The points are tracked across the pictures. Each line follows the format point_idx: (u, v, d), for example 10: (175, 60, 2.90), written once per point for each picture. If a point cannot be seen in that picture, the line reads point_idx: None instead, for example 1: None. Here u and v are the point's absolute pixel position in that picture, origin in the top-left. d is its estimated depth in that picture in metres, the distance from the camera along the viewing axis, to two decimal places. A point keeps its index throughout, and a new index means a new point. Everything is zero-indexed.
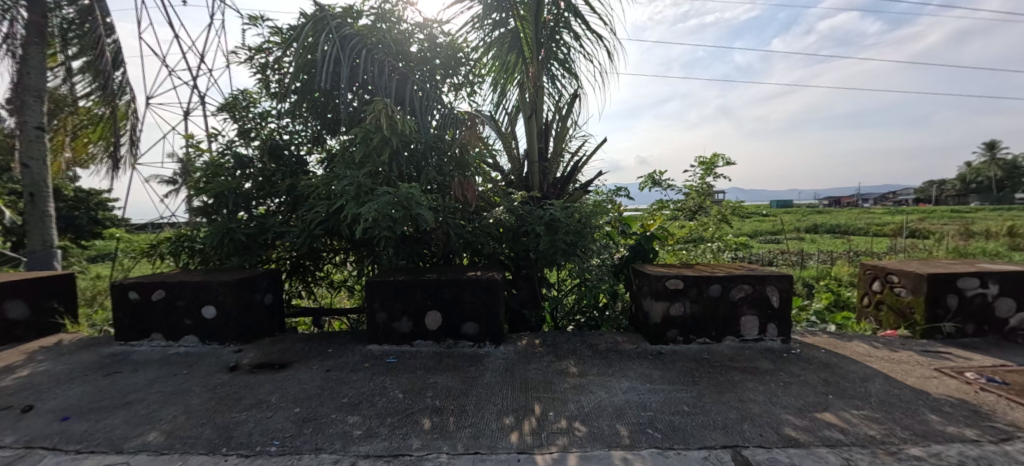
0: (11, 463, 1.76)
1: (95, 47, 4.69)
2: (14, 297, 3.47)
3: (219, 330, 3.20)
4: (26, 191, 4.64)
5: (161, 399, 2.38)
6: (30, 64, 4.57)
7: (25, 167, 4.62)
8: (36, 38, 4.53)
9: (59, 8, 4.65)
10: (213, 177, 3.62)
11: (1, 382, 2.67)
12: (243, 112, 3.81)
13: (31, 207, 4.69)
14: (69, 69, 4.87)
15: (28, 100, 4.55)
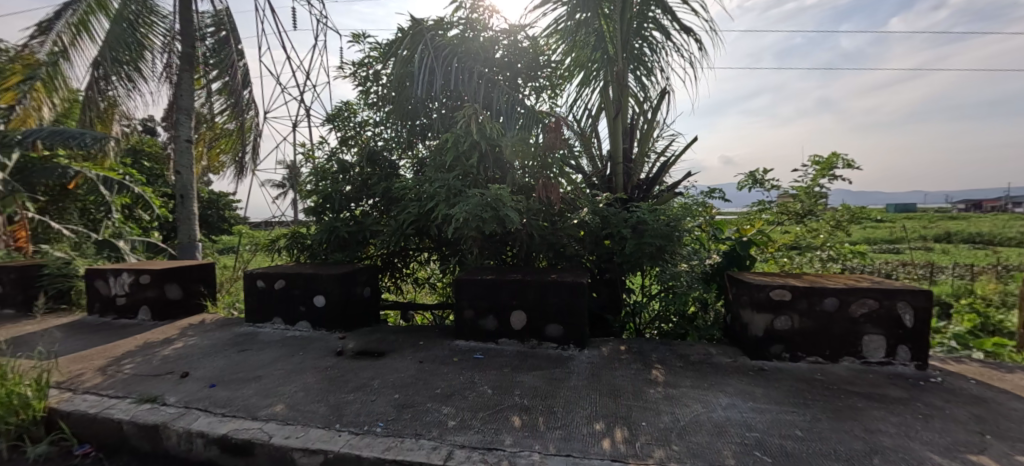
0: (176, 419, 2.12)
1: (230, 71, 5.51)
2: (171, 280, 4.20)
3: (326, 318, 3.57)
4: (178, 194, 5.58)
5: (284, 376, 2.70)
6: (183, 89, 5.51)
7: (178, 174, 5.56)
8: (186, 65, 5.45)
9: (203, 39, 5.55)
10: (321, 181, 4.03)
11: (165, 351, 3.23)
12: (346, 122, 4.21)
13: (182, 207, 5.64)
14: (210, 90, 5.76)
15: (181, 118, 5.49)
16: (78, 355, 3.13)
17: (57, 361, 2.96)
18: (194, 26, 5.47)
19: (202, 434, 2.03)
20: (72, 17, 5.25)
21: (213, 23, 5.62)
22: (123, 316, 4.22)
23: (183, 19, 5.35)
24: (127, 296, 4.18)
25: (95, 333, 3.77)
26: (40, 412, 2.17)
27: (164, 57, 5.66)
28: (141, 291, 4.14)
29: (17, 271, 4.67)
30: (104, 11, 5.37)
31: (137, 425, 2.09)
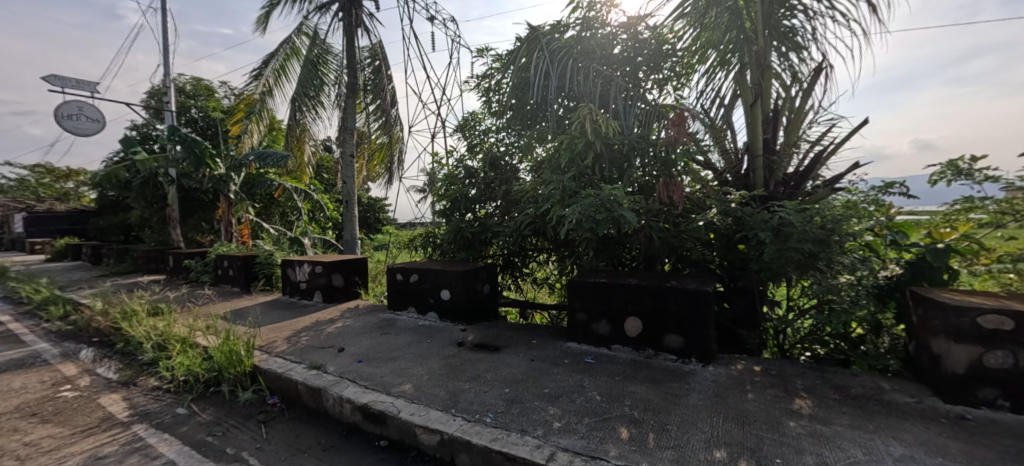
0: (332, 385, 2.58)
1: (382, 95, 6.49)
2: (336, 271, 5.11)
3: (451, 310, 3.92)
4: (344, 200, 6.79)
5: (414, 359, 3.06)
6: (348, 113, 6.70)
7: (344, 183, 6.78)
8: (350, 93, 6.61)
9: (363, 70, 6.66)
10: (450, 185, 4.44)
11: (331, 328, 3.97)
12: (472, 130, 4.57)
13: (347, 210, 6.85)
14: (368, 113, 6.89)
15: (347, 136, 6.67)
16: (276, 326, 4.06)
17: (263, 329, 3.88)
18: (356, 60, 6.60)
19: (349, 401, 2.42)
20: (276, 64, 6.80)
21: (370, 57, 6.72)
22: (305, 297, 5.32)
23: (349, 56, 6.51)
24: (307, 282, 5.26)
25: (288, 310, 4.84)
26: (249, 367, 2.87)
27: (338, 89, 6.99)
28: (316, 279, 5.15)
29: (243, 259, 6.27)
30: (296, 55, 6.88)
31: (307, 385, 2.61)
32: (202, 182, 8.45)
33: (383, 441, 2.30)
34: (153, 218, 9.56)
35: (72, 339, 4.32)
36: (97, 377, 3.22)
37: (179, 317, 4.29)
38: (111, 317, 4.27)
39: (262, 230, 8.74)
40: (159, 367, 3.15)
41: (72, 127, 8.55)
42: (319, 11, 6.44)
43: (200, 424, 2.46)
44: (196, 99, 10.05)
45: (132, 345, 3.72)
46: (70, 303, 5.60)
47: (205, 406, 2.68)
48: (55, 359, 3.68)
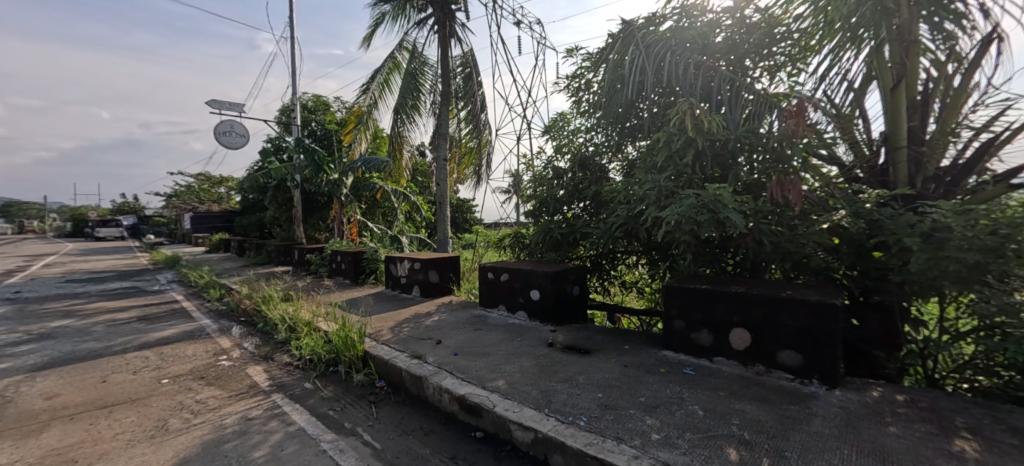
0: (432, 375, 2.75)
1: (473, 100, 6.81)
2: (432, 268, 5.43)
3: (540, 310, 3.96)
4: (437, 201, 7.22)
5: (506, 356, 3.14)
6: (442, 120, 7.13)
7: (438, 185, 7.22)
8: (444, 100, 7.03)
9: (455, 77, 7.07)
10: (540, 187, 4.49)
11: (428, 321, 4.25)
12: (561, 131, 4.58)
13: (439, 210, 7.29)
14: (459, 118, 7.28)
15: (440, 142, 7.11)
16: (381, 317, 4.47)
17: (371, 318, 4.31)
18: (449, 69, 7.01)
19: (448, 391, 2.56)
20: (379, 78, 7.49)
21: (462, 65, 7.09)
22: (404, 291, 5.79)
23: (444, 66, 6.94)
24: (407, 277, 5.70)
25: (391, 302, 5.31)
26: (361, 352, 3.19)
27: (433, 98, 7.49)
28: (415, 275, 5.56)
29: (353, 254, 7.04)
30: (397, 69, 7.51)
31: (410, 373, 2.82)
32: (320, 187, 9.67)
33: (479, 432, 2.38)
34: (282, 218, 11.18)
35: (228, 317, 5.24)
36: (246, 351, 3.85)
37: (305, 304, 4.95)
38: (256, 300, 5.09)
39: (366, 229, 9.71)
40: (292, 346, 3.67)
41: (227, 142, 10.36)
42: (417, 27, 6.97)
43: (323, 398, 2.79)
44: (315, 114, 11.53)
45: (272, 325, 4.39)
46: (226, 288, 6.80)
47: (326, 384, 3.05)
48: (217, 333, 4.49)
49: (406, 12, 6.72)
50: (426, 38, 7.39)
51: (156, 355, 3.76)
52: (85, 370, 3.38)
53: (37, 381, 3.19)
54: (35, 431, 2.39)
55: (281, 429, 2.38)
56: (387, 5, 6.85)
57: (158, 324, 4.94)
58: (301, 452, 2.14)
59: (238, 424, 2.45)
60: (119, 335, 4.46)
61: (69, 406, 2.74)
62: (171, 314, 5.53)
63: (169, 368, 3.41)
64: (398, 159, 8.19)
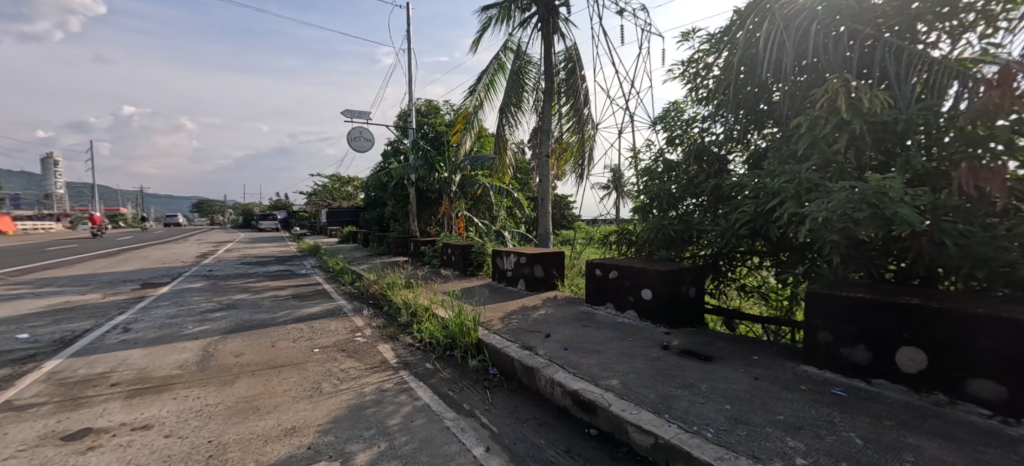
0: (545, 367, 2.82)
1: (576, 94, 6.92)
2: (537, 263, 5.54)
3: (651, 310, 3.81)
4: (540, 197, 7.32)
5: (618, 355, 3.07)
6: (546, 116, 7.20)
7: (540, 182, 7.29)
8: (547, 98, 7.09)
9: (559, 73, 7.23)
10: (649, 180, 4.34)
11: (536, 314, 4.37)
12: (672, 121, 4.36)
13: (541, 207, 7.38)
14: (562, 115, 7.30)
15: (543, 138, 7.18)
16: (491, 308, 4.72)
17: (483, 308, 4.63)
18: (552, 66, 7.08)
19: (561, 385, 2.60)
20: (485, 80, 7.89)
21: (566, 61, 7.15)
22: (510, 284, 6.03)
23: (548, 63, 7.01)
24: (513, 271, 5.94)
25: (499, 294, 5.57)
26: (475, 339, 3.47)
27: (537, 95, 7.62)
28: (521, 268, 5.75)
29: (463, 247, 7.57)
30: (502, 69, 7.81)
31: (523, 363, 2.93)
32: (431, 185, 10.56)
33: (593, 429, 2.35)
34: (399, 214, 12.47)
35: (361, 299, 6.02)
36: (378, 330, 4.38)
37: (424, 292, 5.45)
38: (383, 285, 5.76)
39: (472, 224, 10.34)
40: (415, 329, 4.07)
41: (356, 146, 11.88)
42: (522, 27, 7.14)
43: (444, 379, 3.05)
44: (427, 118, 12.66)
45: (398, 309, 4.93)
46: (358, 274, 7.83)
47: (445, 366, 3.32)
48: (355, 312, 5.19)
49: (511, 14, 6.94)
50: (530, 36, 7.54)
51: (310, 327, 4.49)
52: (262, 336, 4.19)
53: (231, 341, 4.03)
54: (231, 381, 3.02)
55: (410, 402, 2.65)
56: (493, 9, 7.14)
57: (310, 301, 5.90)
58: (428, 425, 2.34)
59: (375, 394, 2.79)
60: (283, 309, 5.44)
61: (253, 363, 3.41)
62: (318, 294, 6.56)
63: (320, 339, 4.04)
64: (502, 156, 8.50)
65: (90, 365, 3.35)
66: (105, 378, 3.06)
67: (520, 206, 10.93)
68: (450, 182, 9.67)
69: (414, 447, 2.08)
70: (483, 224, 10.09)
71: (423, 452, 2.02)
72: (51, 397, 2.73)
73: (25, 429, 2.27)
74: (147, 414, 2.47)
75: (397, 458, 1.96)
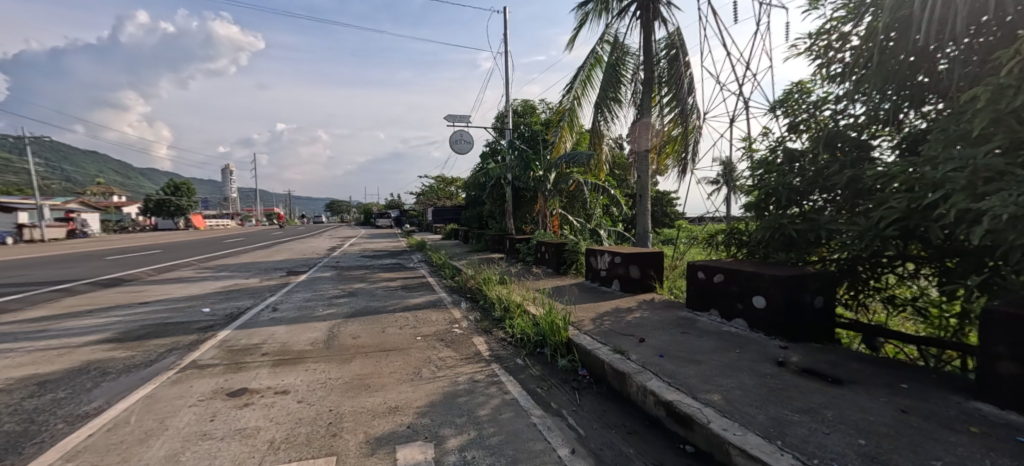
0: (636, 373, 2.69)
1: (678, 82, 6.46)
2: (633, 263, 5.28)
3: (765, 320, 3.41)
4: (638, 193, 6.89)
5: (722, 368, 2.78)
6: (645, 108, 6.84)
7: (638, 177, 6.86)
8: (647, 89, 6.70)
9: (659, 62, 6.83)
10: (765, 173, 4.10)
11: (630, 317, 4.19)
12: (797, 103, 4.02)
13: (640, 204, 6.93)
14: (663, 106, 6.84)
15: (642, 131, 6.75)
16: (582, 308, 4.65)
17: (574, 307, 4.61)
18: (653, 54, 6.71)
19: (653, 394, 2.45)
20: (582, 76, 7.82)
21: (667, 48, 6.72)
22: (604, 284, 5.89)
23: (647, 52, 6.65)
24: (607, 270, 5.79)
25: (592, 294, 5.46)
26: (565, 338, 3.50)
27: (635, 87, 7.30)
28: (615, 268, 5.56)
29: (556, 245, 7.61)
30: (599, 63, 7.66)
31: (614, 367, 2.83)
32: (526, 183, 10.80)
33: (689, 446, 2.14)
34: (495, 212, 13.00)
35: (460, 293, 6.43)
36: (474, 323, 4.62)
37: (517, 288, 5.61)
38: (480, 281, 6.07)
39: (566, 223, 10.32)
40: (507, 325, 4.26)
41: (457, 149, 12.73)
42: (619, 17, 6.91)
43: (533, 376, 3.09)
44: (523, 118, 13.02)
45: (494, 304, 5.15)
46: (456, 270, 8.36)
47: (536, 363, 3.38)
48: (454, 304, 5.56)
49: (608, 6, 6.76)
50: (628, 26, 7.26)
51: (415, 317, 4.93)
52: (376, 321, 4.72)
53: (351, 324, 4.62)
54: (349, 359, 3.46)
55: (499, 395, 2.74)
56: (589, 4, 7.04)
57: (416, 293, 6.49)
58: (515, 419, 2.39)
59: (468, 383, 2.95)
60: (394, 298, 6.07)
61: (367, 345, 3.86)
62: (423, 286, 7.17)
63: (422, 328, 4.42)
64: (598, 152, 8.31)
65: (250, 336, 4.14)
66: (259, 348, 3.76)
67: (617, 204, 10.53)
68: (544, 180, 9.81)
69: (500, 439, 2.14)
70: (577, 223, 10.00)
71: (508, 445, 2.07)
72: (224, 360, 3.44)
73: (206, 384, 2.90)
74: (286, 381, 2.95)
75: (485, 448, 2.03)
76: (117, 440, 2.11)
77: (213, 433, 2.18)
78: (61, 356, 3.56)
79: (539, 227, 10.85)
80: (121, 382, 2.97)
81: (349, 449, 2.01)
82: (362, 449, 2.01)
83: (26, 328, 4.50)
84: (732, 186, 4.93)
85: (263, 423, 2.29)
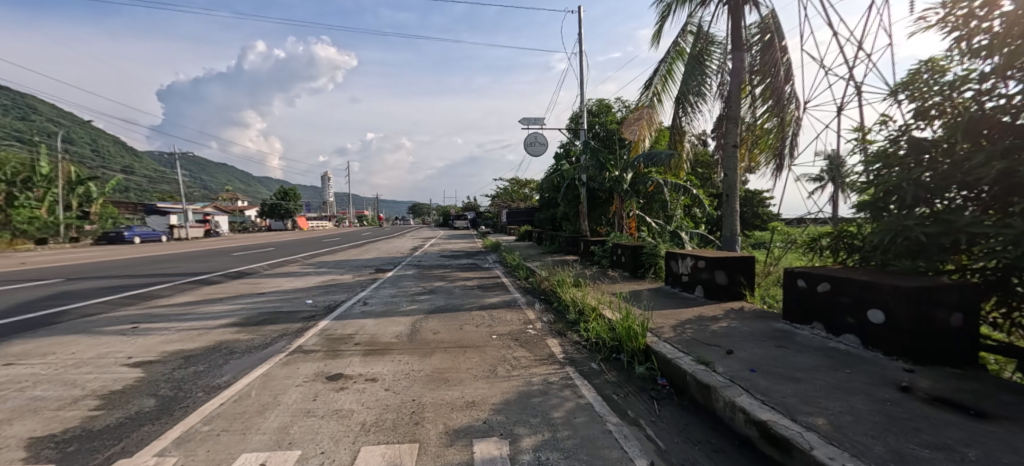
0: (723, 387, 2.47)
1: (773, 69, 5.86)
2: (719, 268, 4.87)
3: (883, 337, 2.93)
4: (725, 193, 6.36)
5: (828, 388, 2.44)
6: (733, 101, 6.30)
7: (726, 176, 6.31)
8: (736, 79, 6.17)
9: (751, 49, 6.26)
10: (885, 168, 3.55)
11: (715, 326, 3.89)
12: (928, 84, 3.44)
13: (727, 204, 6.37)
14: (755, 97, 6.25)
15: (730, 125, 6.23)
16: (662, 314, 4.41)
17: (652, 313, 4.40)
18: (743, 42, 6.20)
19: (744, 411, 2.21)
20: (662, 71, 7.48)
21: (760, 33, 6.14)
22: (686, 290, 5.54)
23: (735, 39, 6.15)
24: (690, 275, 5.44)
25: (672, 300, 5.17)
26: (643, 345, 3.36)
27: (722, 78, 6.78)
28: (699, 273, 5.19)
29: (633, 249, 7.33)
30: (680, 56, 7.27)
31: (697, 379, 2.64)
32: (601, 184, 10.57)
33: None
34: (568, 214, 12.93)
35: (534, 294, 6.48)
36: (548, 325, 4.62)
37: (592, 291, 5.50)
38: (554, 282, 6.07)
39: (644, 224, 9.89)
40: (582, 328, 4.18)
41: (531, 151, 12.89)
42: (704, 5, 6.47)
43: (608, 382, 3.01)
44: (599, 118, 12.80)
45: (568, 306, 5.11)
46: (531, 270, 8.48)
47: (611, 369, 3.29)
48: (529, 305, 5.63)
49: None
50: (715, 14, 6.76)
51: (491, 316, 5.07)
52: (454, 318, 4.95)
53: (432, 320, 4.90)
54: (430, 353, 3.67)
55: (573, 399, 2.70)
56: None
57: (492, 292, 6.69)
58: (590, 425, 2.33)
59: (541, 384, 2.95)
60: (470, 297, 6.31)
61: (446, 341, 4.06)
62: (498, 286, 7.37)
63: (497, 327, 4.53)
64: (680, 150, 7.86)
65: (344, 327, 4.59)
66: (352, 338, 4.15)
67: (700, 204, 9.80)
68: (620, 181, 9.54)
69: (574, 443, 2.10)
70: (655, 224, 9.53)
71: (582, 450, 2.02)
72: (324, 347, 3.85)
73: (309, 367, 3.27)
74: (375, 370, 3.21)
75: (558, 451, 2.01)
76: (242, 410, 2.46)
77: (315, 411, 2.44)
78: (201, 335, 4.28)
79: (615, 228, 10.56)
80: (245, 360, 3.47)
81: (430, 438, 2.12)
82: (441, 439, 2.11)
83: (179, 311, 5.49)
84: (839, 184, 4.37)
85: (356, 406, 2.52)
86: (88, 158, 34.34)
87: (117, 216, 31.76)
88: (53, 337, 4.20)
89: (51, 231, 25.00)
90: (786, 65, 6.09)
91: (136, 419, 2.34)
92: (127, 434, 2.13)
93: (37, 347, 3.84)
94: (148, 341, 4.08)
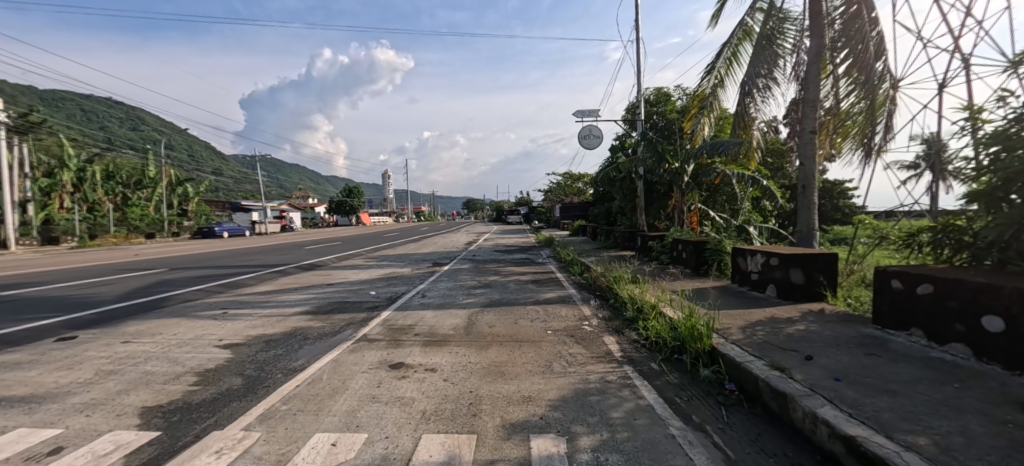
0: (803, 396, 2.26)
1: (862, 44, 5.24)
2: (794, 266, 4.48)
3: (1001, 348, 2.51)
4: (800, 184, 5.81)
5: (933, 404, 2.12)
6: (811, 82, 5.71)
7: (802, 165, 5.78)
8: (814, 59, 5.64)
9: (832, 24, 5.66)
10: (1005, 151, 3.01)
11: (791, 329, 3.58)
12: None
13: (803, 196, 5.82)
14: (837, 76, 5.65)
15: (807, 109, 5.68)
16: (729, 315, 4.14)
17: (718, 313, 4.15)
18: (824, 16, 5.61)
19: (828, 424, 1.96)
20: (727, 54, 6.99)
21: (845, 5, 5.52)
22: (757, 289, 5.16)
23: (815, 14, 5.59)
24: (761, 273, 5.07)
25: (740, 299, 4.84)
26: (708, 346, 3.20)
27: (798, 57, 6.20)
28: (771, 271, 4.82)
29: (696, 244, 6.96)
30: (749, 36, 6.76)
31: (772, 387, 2.43)
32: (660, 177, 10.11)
33: None
34: (625, 208, 12.55)
35: (589, 291, 6.37)
36: (605, 322, 4.53)
37: (651, 289, 5.29)
38: (610, 279, 5.91)
39: (707, 219, 9.36)
40: (642, 326, 4.03)
41: (586, 144, 12.63)
42: None
43: (670, 384, 2.87)
44: (657, 107, 12.23)
45: (626, 303, 4.96)
46: (586, 266, 8.36)
47: (673, 370, 3.15)
48: (584, 302, 5.53)
49: None
50: None
51: (546, 311, 5.06)
52: (509, 313, 5.00)
53: (487, 314, 4.98)
54: (487, 346, 3.73)
55: (632, 399, 2.61)
56: None
57: (546, 287, 6.68)
58: (651, 428, 2.24)
59: (599, 383, 2.89)
60: (525, 292, 6.33)
61: (501, 334, 4.11)
62: (552, 281, 7.34)
63: (553, 322, 4.50)
64: (747, 138, 7.32)
65: (405, 318, 4.81)
66: (412, 329, 4.33)
67: (769, 196, 9.05)
68: (681, 173, 9.10)
69: (635, 446, 2.02)
70: (720, 219, 8.98)
71: (644, 454, 1.93)
72: (386, 336, 4.05)
73: (374, 355, 3.45)
74: (434, 360, 3.33)
75: (618, 452, 1.94)
76: (315, 392, 2.65)
77: (379, 397, 2.57)
78: (280, 322, 4.69)
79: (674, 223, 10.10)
80: (316, 346, 3.74)
81: (487, 430, 2.14)
82: (498, 432, 2.13)
83: (260, 299, 6.06)
84: (938, 172, 3.79)
85: (416, 395, 2.62)
86: (185, 162, 38.88)
87: (207, 214, 35.68)
88: (160, 319, 4.81)
89: (157, 227, 28.70)
90: (878, 38, 5.41)
91: (227, 395, 2.61)
92: (220, 408, 2.39)
93: (148, 328, 4.42)
94: (235, 325, 4.56)
